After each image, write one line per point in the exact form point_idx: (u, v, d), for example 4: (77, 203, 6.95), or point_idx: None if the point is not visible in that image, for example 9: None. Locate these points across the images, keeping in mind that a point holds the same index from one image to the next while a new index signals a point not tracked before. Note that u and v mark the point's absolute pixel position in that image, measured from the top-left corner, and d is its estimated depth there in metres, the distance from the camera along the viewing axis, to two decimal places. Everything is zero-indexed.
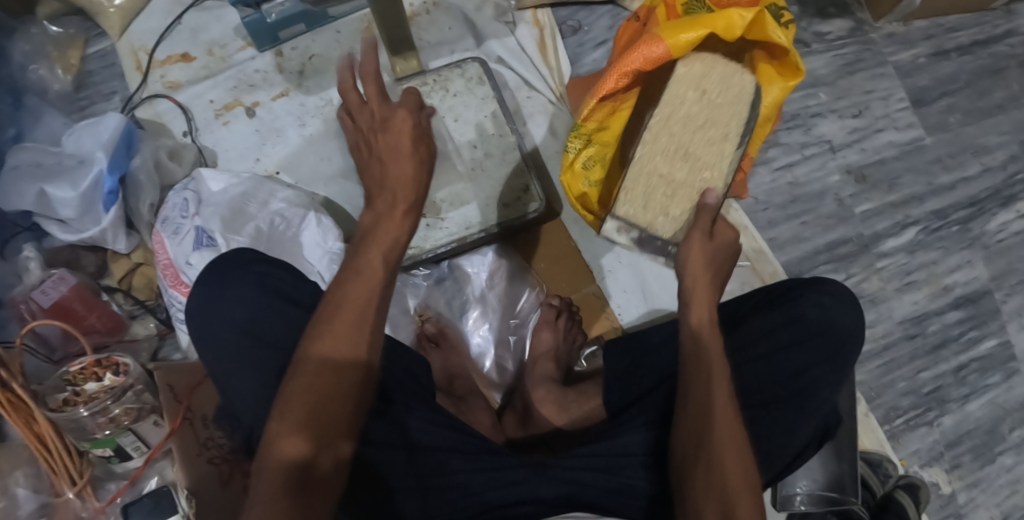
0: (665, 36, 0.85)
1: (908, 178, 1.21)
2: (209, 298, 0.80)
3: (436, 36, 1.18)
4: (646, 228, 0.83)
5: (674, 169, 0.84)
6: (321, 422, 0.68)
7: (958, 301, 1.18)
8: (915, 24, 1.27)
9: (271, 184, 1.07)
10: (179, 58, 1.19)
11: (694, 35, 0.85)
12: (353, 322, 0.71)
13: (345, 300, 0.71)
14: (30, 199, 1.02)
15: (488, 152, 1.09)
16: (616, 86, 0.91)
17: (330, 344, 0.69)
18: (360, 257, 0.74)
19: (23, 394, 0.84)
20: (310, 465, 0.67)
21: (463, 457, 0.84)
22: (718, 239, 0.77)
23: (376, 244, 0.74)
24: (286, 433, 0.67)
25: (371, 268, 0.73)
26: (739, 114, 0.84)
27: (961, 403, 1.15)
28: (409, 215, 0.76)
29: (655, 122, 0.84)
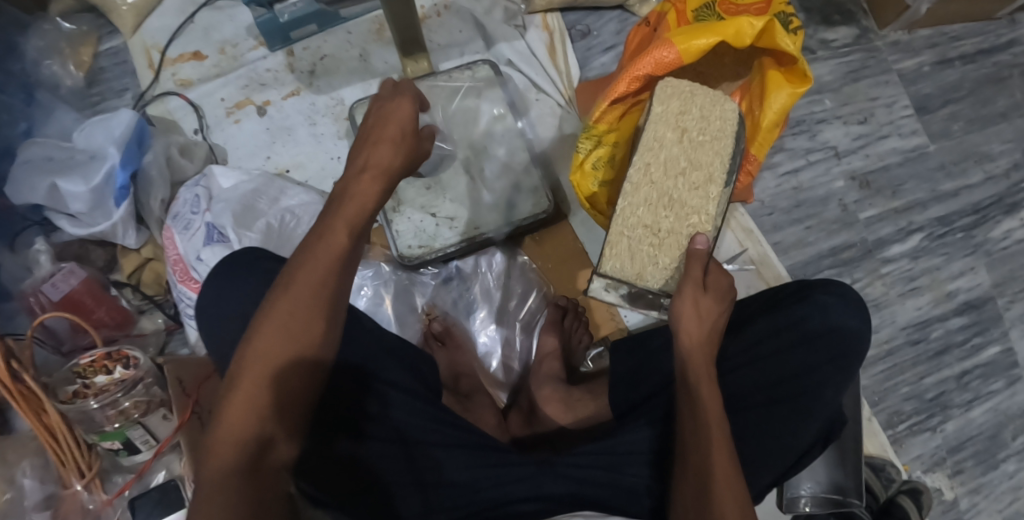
0: (678, 41, 0.87)
1: (912, 184, 1.22)
2: (214, 293, 0.81)
3: (445, 38, 1.20)
4: (636, 280, 0.85)
5: (660, 216, 0.85)
6: (270, 403, 0.67)
7: (962, 307, 1.19)
8: (920, 33, 1.28)
9: (281, 183, 1.09)
10: (191, 56, 1.20)
11: (706, 40, 0.87)
12: (311, 293, 0.69)
13: (304, 277, 0.69)
14: (41, 192, 1.02)
15: (496, 153, 1.10)
16: (627, 91, 0.90)
17: (284, 314, 0.68)
18: (325, 224, 0.72)
19: (34, 386, 0.84)
20: (263, 446, 0.66)
21: (459, 454, 0.84)
22: (711, 292, 0.77)
23: (343, 210, 0.72)
24: (237, 412, 0.66)
25: (336, 234, 0.71)
26: (721, 151, 0.86)
27: (964, 409, 1.15)
28: (378, 179, 0.74)
29: (636, 171, 0.85)
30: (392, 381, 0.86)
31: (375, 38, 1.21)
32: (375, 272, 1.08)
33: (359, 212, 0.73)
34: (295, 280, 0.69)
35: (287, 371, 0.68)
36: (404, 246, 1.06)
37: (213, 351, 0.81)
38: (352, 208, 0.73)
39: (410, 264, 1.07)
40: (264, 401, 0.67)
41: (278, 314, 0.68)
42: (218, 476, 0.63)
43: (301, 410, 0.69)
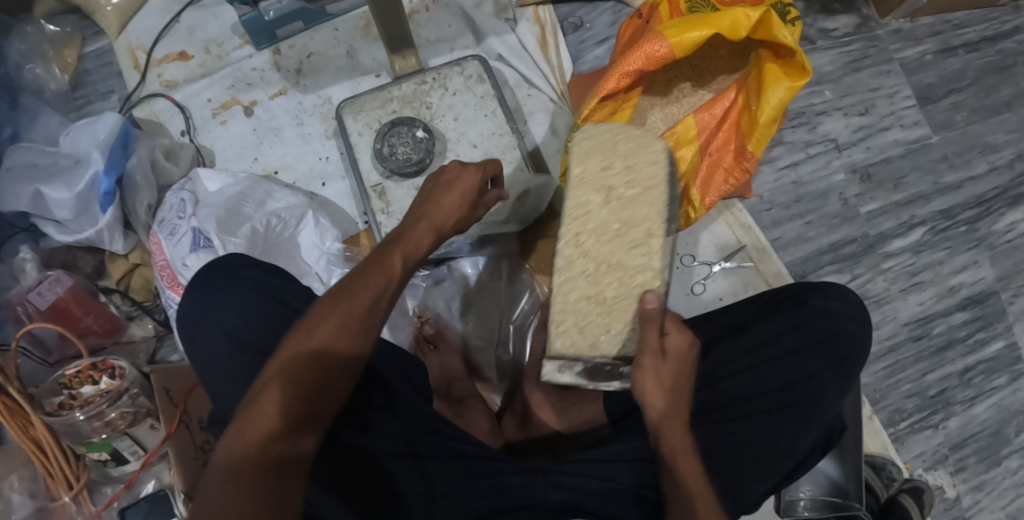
0: (670, 34, 0.84)
1: (914, 177, 1.19)
2: (201, 301, 0.79)
3: (434, 33, 1.17)
4: (591, 353, 0.74)
5: (604, 288, 0.73)
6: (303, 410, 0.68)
7: (965, 302, 1.16)
8: (922, 20, 1.25)
9: (268, 185, 1.06)
10: (176, 56, 1.18)
11: (699, 32, 0.84)
12: (360, 313, 0.71)
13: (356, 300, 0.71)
14: (25, 200, 1.02)
15: (487, 152, 1.07)
16: (617, 87, 0.87)
17: (332, 332, 0.70)
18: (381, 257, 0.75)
19: (20, 399, 0.85)
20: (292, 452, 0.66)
21: (448, 464, 0.83)
22: (671, 358, 0.69)
23: (399, 249, 0.76)
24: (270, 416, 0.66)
25: (390, 268, 0.74)
26: (660, 199, 0.73)
27: (966, 405, 1.13)
28: (433, 233, 0.78)
29: (565, 243, 0.74)
30: (400, 395, 0.83)
31: (362, 34, 1.18)
32: None
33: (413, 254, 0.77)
34: (345, 298, 0.71)
35: (316, 375, 0.69)
36: None
37: (196, 359, 0.79)
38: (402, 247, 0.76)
39: None
40: (293, 400, 0.67)
41: (318, 322, 0.70)
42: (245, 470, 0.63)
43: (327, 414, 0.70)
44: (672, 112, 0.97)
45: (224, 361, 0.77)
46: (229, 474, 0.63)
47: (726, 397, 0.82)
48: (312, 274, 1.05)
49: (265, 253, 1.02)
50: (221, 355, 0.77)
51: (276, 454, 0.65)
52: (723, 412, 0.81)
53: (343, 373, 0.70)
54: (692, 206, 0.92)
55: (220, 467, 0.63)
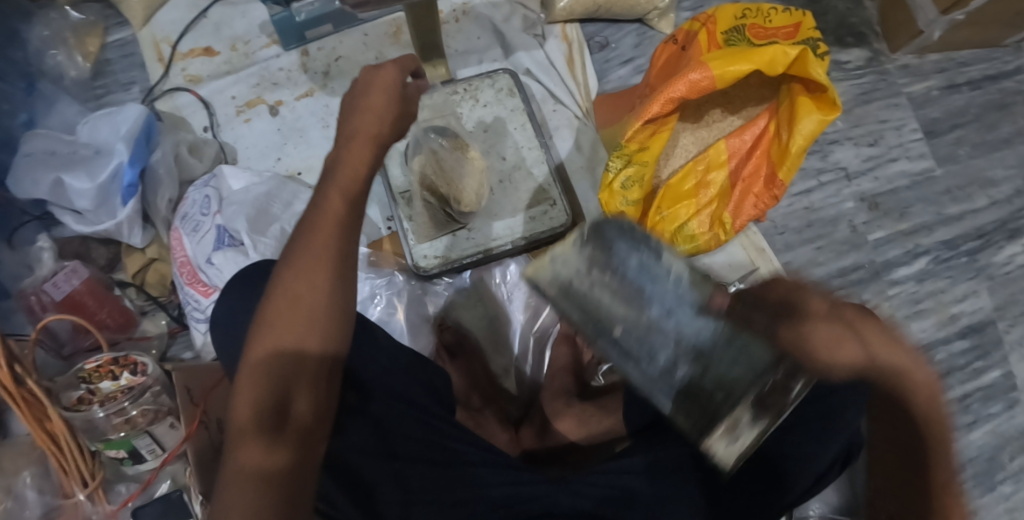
0: (714, 65, 0.85)
1: (919, 207, 1.24)
2: (228, 312, 0.78)
3: (463, 44, 1.19)
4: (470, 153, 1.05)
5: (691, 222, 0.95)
6: (265, 426, 0.64)
7: (965, 330, 1.20)
8: (929, 57, 1.30)
9: (294, 187, 1.06)
10: (202, 52, 1.17)
11: (742, 66, 0.85)
12: (301, 306, 0.66)
13: (291, 287, 0.66)
14: (44, 188, 1.00)
15: (516, 165, 1.08)
16: (660, 112, 0.88)
17: (277, 334, 0.66)
18: (305, 229, 0.68)
19: (38, 392, 0.83)
20: (266, 460, 0.62)
21: (470, 473, 0.82)
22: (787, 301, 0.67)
23: (326, 219, 0.68)
24: (242, 437, 0.63)
25: (319, 249, 0.67)
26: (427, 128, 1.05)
27: (964, 431, 1.17)
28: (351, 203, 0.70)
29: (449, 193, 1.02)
30: (410, 399, 0.84)
31: (391, 41, 1.19)
32: (387, 281, 1.08)
33: (346, 218, 0.69)
34: (278, 292, 0.67)
35: (280, 373, 0.66)
36: (419, 255, 1.05)
37: (226, 369, 0.79)
38: (328, 222, 0.68)
39: (424, 275, 1.05)
40: (258, 412, 0.64)
41: (263, 328, 0.66)
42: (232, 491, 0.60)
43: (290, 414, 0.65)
44: (703, 136, 0.99)
45: None
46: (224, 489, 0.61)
47: None
48: None
49: None
50: None
51: (249, 462, 0.62)
52: None
53: (289, 388, 0.66)
54: (723, 227, 0.94)
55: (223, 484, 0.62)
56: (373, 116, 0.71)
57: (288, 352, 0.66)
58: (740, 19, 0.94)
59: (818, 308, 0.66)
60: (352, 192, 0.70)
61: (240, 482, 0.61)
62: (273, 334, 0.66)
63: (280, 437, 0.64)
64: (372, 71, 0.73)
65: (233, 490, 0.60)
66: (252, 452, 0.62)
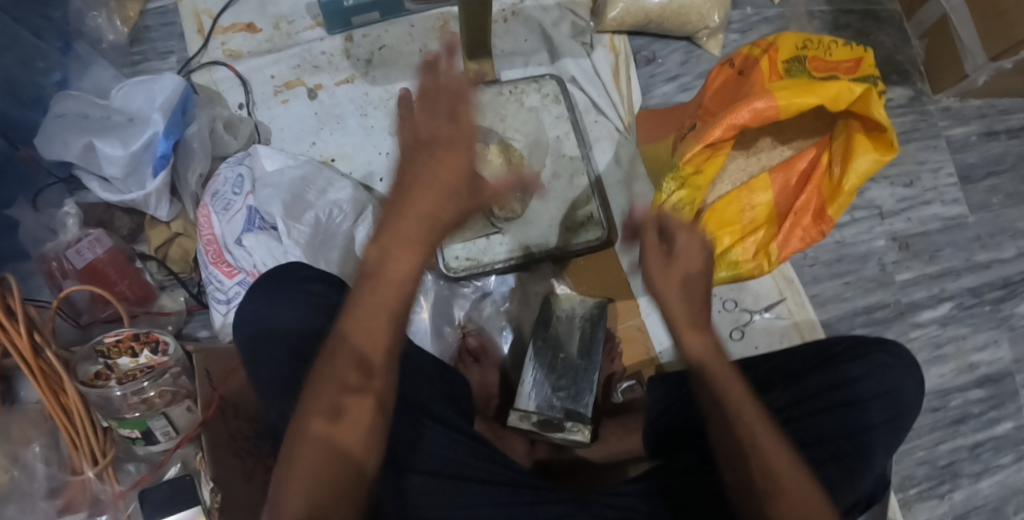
0: (780, 96, 0.87)
1: (948, 251, 1.23)
2: (260, 309, 0.79)
3: (510, 45, 1.19)
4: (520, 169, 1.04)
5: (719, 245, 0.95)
6: (325, 413, 0.65)
7: (982, 379, 1.20)
8: (971, 102, 1.30)
9: (330, 174, 1.04)
10: (243, 27, 1.16)
11: (808, 100, 0.87)
12: (380, 309, 0.66)
13: (377, 295, 0.66)
14: (75, 151, 0.98)
15: (556, 173, 1.09)
16: (721, 137, 0.89)
17: (355, 326, 0.66)
18: (385, 259, 0.66)
19: (56, 363, 0.80)
20: (330, 447, 0.64)
21: (483, 489, 0.79)
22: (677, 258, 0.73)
23: (403, 249, 0.66)
24: (308, 415, 0.65)
25: (394, 272, 0.66)
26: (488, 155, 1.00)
27: (972, 479, 1.17)
28: (417, 255, 0.66)
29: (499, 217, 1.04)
30: (433, 411, 0.82)
31: (438, 36, 1.17)
32: None
33: (415, 238, 0.66)
34: (360, 301, 0.67)
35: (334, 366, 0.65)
36: (452, 256, 1.05)
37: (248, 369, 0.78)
38: (392, 285, 0.66)
39: (454, 277, 1.06)
40: (325, 400, 0.65)
41: (347, 314, 0.67)
42: (302, 469, 0.63)
43: (352, 406, 0.65)
44: (753, 162, 1.00)
45: (286, 376, 0.75)
46: (291, 467, 0.63)
47: None
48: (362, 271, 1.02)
49: (325, 243, 0.99)
50: (278, 364, 0.75)
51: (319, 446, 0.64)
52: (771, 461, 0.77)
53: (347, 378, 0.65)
54: (767, 257, 0.94)
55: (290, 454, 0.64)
56: (422, 197, 0.66)
57: (355, 350, 0.65)
58: (802, 50, 0.96)
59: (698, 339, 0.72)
60: (421, 240, 0.66)
61: (300, 466, 0.63)
62: (354, 337, 0.66)
63: (325, 437, 0.64)
64: (429, 115, 0.68)
65: (301, 472, 0.63)
66: (319, 431, 0.64)
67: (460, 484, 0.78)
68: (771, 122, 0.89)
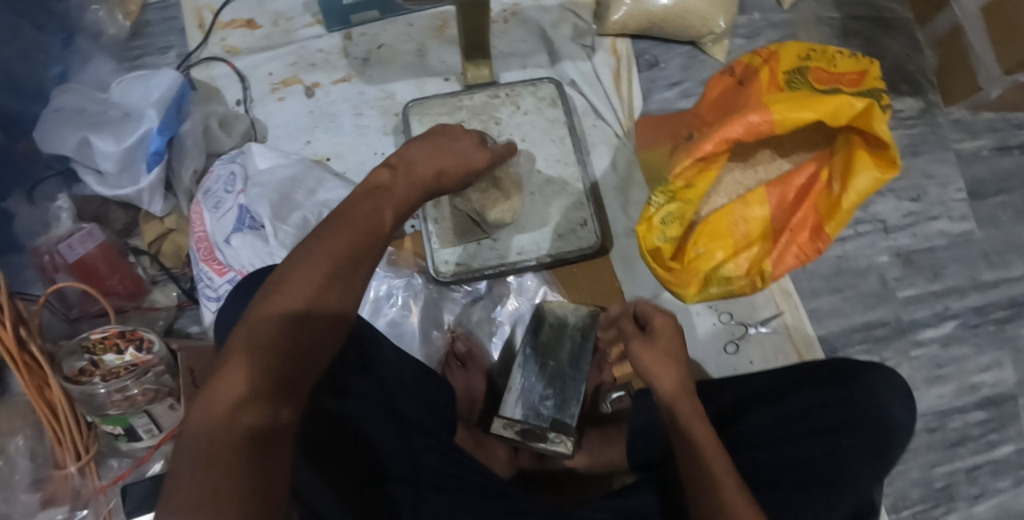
0: (776, 110, 0.85)
1: (953, 269, 1.20)
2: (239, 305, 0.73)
3: (508, 47, 1.18)
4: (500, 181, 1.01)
5: (711, 260, 0.93)
6: (254, 395, 0.55)
7: (983, 401, 1.17)
8: (983, 116, 1.26)
9: (320, 173, 1.04)
10: (243, 24, 1.16)
11: (804, 114, 0.84)
12: (320, 277, 0.60)
13: (325, 252, 0.61)
14: (70, 146, 0.98)
15: (549, 179, 1.08)
16: (713, 151, 0.87)
17: (286, 296, 0.59)
18: (322, 231, 0.62)
19: (40, 357, 0.80)
20: (270, 429, 0.55)
21: (455, 493, 0.77)
22: (660, 334, 0.81)
23: (347, 229, 0.63)
24: (236, 404, 0.55)
25: (357, 221, 0.64)
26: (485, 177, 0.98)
27: (970, 503, 1.14)
28: (368, 246, 0.63)
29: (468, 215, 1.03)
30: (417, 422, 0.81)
31: (435, 35, 1.17)
32: (406, 283, 1.04)
33: (369, 229, 0.64)
34: (295, 272, 0.60)
35: (267, 338, 0.58)
36: (443, 261, 1.05)
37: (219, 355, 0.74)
38: (336, 244, 0.62)
39: (444, 281, 1.06)
40: (257, 372, 0.56)
41: (283, 282, 0.59)
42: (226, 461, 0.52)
43: (291, 369, 0.58)
44: (748, 176, 0.97)
45: None
46: (199, 461, 0.51)
47: (754, 466, 0.75)
48: None
49: None
50: None
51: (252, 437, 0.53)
52: (757, 484, 0.74)
53: (290, 344, 0.58)
54: (761, 274, 0.92)
55: (196, 445, 0.53)
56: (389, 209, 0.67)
57: (292, 317, 0.58)
58: (804, 60, 0.93)
59: (688, 408, 0.74)
60: (362, 237, 0.63)
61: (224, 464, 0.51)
62: (287, 307, 0.58)
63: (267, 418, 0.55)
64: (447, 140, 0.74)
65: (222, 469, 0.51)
66: (250, 419, 0.54)
67: (439, 493, 0.77)
68: (766, 136, 0.87)
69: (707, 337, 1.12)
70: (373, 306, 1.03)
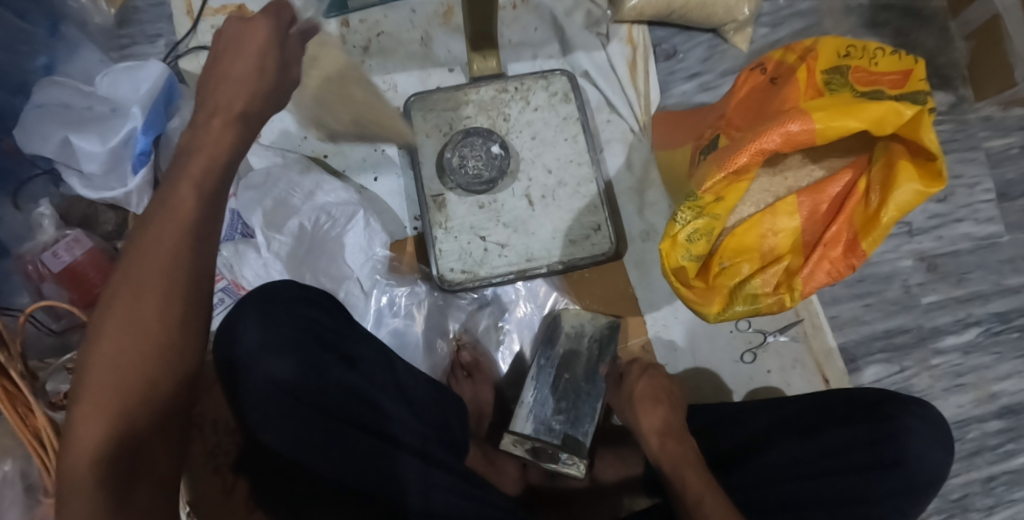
0: (818, 118, 0.78)
1: (978, 274, 1.16)
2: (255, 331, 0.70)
3: (519, 36, 1.10)
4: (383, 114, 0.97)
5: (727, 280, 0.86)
6: (114, 408, 0.52)
7: (1002, 411, 1.14)
8: (1015, 112, 1.20)
9: (320, 173, 0.97)
10: (235, 9, 1.08)
11: (847, 123, 0.78)
12: (159, 268, 0.55)
13: (153, 250, 0.55)
14: (53, 146, 0.92)
15: (562, 181, 1.02)
16: (747, 164, 0.81)
17: (130, 296, 0.54)
18: (157, 206, 0.57)
19: (21, 382, 0.75)
20: (122, 442, 0.51)
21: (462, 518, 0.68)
22: (637, 374, 0.86)
23: (170, 217, 0.56)
24: (85, 414, 0.51)
25: (180, 200, 0.57)
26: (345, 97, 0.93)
27: (984, 514, 1.12)
28: (208, 174, 0.59)
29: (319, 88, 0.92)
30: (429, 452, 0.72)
31: (441, 22, 1.09)
32: (409, 292, 0.99)
33: (191, 207, 0.57)
34: (134, 262, 0.55)
35: (119, 348, 0.53)
36: (446, 268, 0.98)
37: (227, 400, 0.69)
38: (165, 228, 0.56)
39: (449, 289, 0.98)
40: (110, 387, 0.52)
41: (118, 286, 0.54)
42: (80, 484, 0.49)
43: (146, 380, 0.53)
44: (777, 183, 0.90)
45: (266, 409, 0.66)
46: (66, 490, 0.50)
47: (773, 502, 0.73)
48: (351, 279, 0.97)
49: (310, 252, 0.94)
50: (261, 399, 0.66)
51: (115, 451, 0.51)
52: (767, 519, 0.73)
53: (136, 350, 0.53)
54: (790, 293, 0.85)
55: (68, 472, 0.50)
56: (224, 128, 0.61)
57: (138, 320, 0.53)
58: (844, 58, 0.86)
59: (657, 440, 0.79)
60: (194, 191, 0.58)
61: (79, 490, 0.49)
62: (122, 302, 0.54)
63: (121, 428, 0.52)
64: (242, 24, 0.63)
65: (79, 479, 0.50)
66: (100, 431, 0.51)
67: None
68: (804, 146, 0.81)
69: (724, 346, 1.06)
70: (375, 315, 0.97)
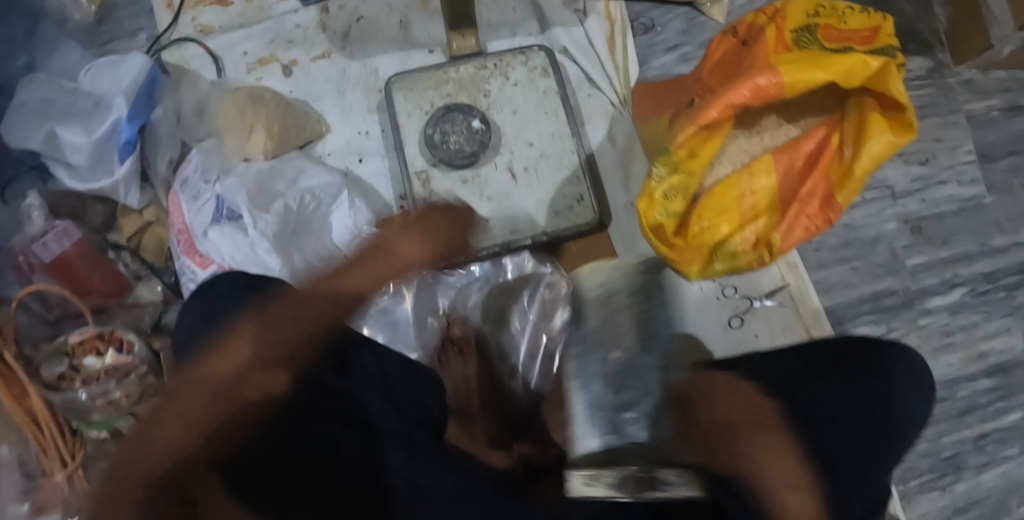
0: (786, 71, 0.80)
1: (963, 235, 1.17)
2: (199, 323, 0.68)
3: (497, 15, 1.12)
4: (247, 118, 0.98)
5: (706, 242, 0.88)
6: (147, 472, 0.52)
7: (991, 369, 1.15)
8: (994, 75, 1.22)
9: (300, 161, 0.99)
10: (215, 1, 1.10)
11: (816, 75, 0.80)
12: (296, 317, 0.60)
13: (310, 303, 0.60)
14: (37, 139, 0.93)
15: (544, 153, 1.03)
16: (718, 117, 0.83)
17: (221, 355, 0.57)
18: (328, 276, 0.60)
19: (17, 366, 0.78)
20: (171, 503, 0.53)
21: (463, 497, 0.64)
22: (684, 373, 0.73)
23: (364, 267, 0.60)
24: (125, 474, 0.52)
25: (318, 288, 0.60)
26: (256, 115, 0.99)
27: (977, 471, 1.12)
28: (425, 247, 0.61)
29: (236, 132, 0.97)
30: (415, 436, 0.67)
31: (419, 5, 1.11)
32: None
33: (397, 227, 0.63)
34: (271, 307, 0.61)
35: (185, 404, 0.54)
36: None
37: None
38: (321, 296, 0.60)
39: (437, 263, 1.00)
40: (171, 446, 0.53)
41: (230, 341, 0.58)
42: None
43: (194, 440, 0.54)
44: (754, 143, 0.92)
45: None
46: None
47: None
48: None
49: (294, 233, 0.95)
50: None
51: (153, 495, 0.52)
52: None
53: (191, 418, 0.54)
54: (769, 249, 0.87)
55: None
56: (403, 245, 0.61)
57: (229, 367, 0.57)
58: (813, 17, 0.88)
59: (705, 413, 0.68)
60: (379, 276, 0.60)
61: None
62: (234, 355, 0.57)
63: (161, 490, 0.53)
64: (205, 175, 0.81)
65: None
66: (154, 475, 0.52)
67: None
68: (775, 100, 0.83)
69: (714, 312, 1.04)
70: None
